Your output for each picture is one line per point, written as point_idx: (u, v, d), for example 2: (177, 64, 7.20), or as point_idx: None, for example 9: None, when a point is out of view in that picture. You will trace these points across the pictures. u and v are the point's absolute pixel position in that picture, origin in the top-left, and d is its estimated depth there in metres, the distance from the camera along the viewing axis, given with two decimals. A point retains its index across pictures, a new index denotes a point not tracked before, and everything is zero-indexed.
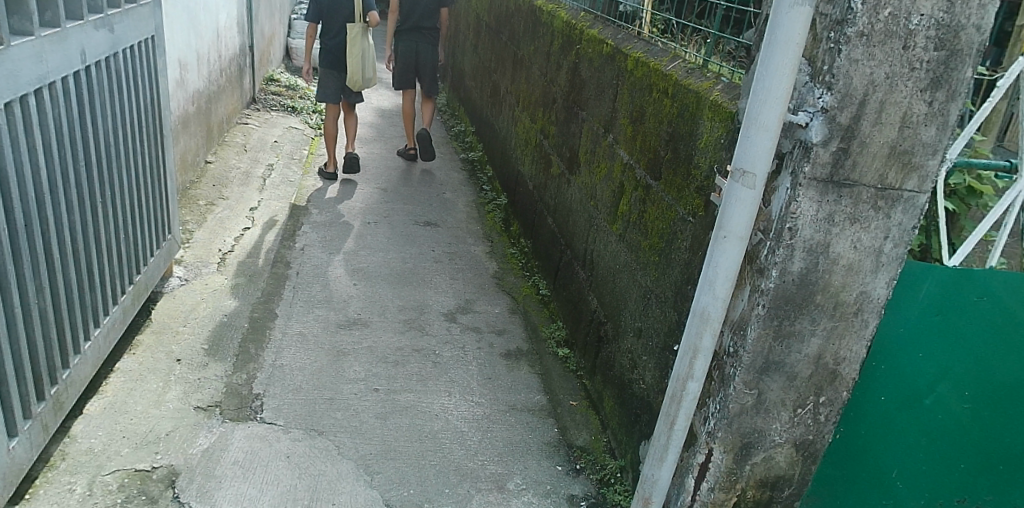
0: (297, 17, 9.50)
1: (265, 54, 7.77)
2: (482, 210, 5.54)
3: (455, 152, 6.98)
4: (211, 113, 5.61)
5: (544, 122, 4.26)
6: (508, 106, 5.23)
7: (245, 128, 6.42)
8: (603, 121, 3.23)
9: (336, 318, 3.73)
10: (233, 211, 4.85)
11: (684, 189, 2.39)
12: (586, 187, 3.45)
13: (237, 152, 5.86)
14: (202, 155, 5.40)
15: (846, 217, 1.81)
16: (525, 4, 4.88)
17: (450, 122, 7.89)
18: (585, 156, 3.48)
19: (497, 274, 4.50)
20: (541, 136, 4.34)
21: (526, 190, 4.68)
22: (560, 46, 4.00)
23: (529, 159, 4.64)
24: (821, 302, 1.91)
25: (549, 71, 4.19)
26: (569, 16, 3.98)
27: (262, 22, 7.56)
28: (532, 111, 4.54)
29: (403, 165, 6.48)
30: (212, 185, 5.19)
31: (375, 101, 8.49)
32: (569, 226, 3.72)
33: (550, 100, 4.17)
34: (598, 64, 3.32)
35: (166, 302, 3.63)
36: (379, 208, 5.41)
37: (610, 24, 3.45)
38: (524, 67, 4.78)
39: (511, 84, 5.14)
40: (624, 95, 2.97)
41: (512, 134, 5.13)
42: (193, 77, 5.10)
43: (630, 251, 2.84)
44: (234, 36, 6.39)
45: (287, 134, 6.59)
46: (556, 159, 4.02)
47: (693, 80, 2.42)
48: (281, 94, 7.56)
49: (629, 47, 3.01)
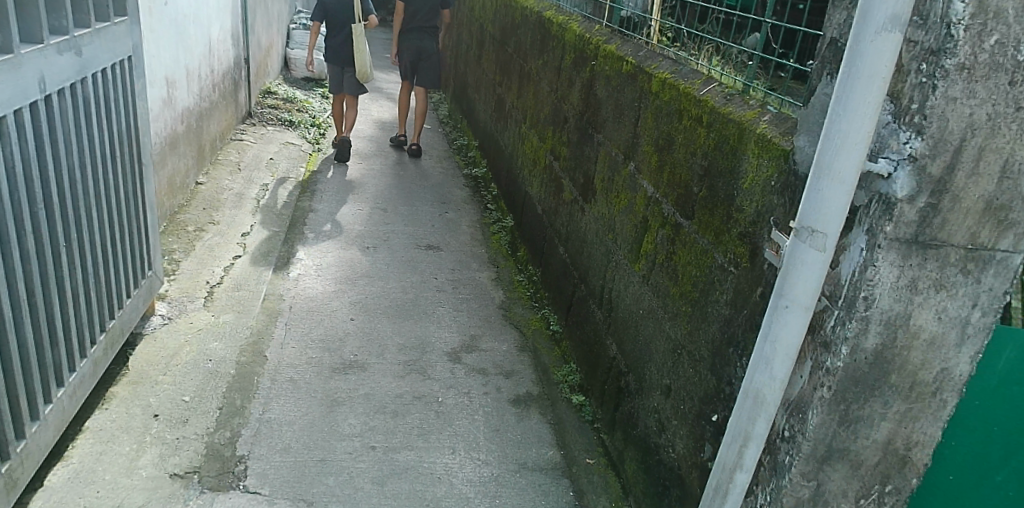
0: (296, 25, 9.21)
1: (261, 66, 7.48)
2: (487, 232, 5.23)
3: (458, 167, 6.66)
4: (203, 131, 5.32)
5: (553, 143, 3.94)
6: (514, 122, 4.92)
7: (239, 145, 6.12)
8: (623, 146, 2.92)
9: (331, 361, 3.42)
10: (224, 237, 4.54)
11: (723, 233, 2.08)
12: (602, 217, 3.12)
13: (230, 170, 5.56)
14: (193, 175, 5.10)
15: (931, 283, 1.50)
16: (531, 14, 4.57)
17: (453, 135, 7.60)
18: (601, 184, 3.14)
19: (503, 305, 4.19)
20: (549, 158, 4.02)
21: (533, 212, 4.36)
22: (570, 60, 3.69)
23: (536, 180, 4.31)
24: (896, 382, 1.60)
25: (559, 87, 3.87)
26: (581, 28, 3.65)
27: (258, 33, 7.28)
28: (540, 129, 4.23)
29: (404, 182, 6.18)
30: (202, 208, 4.87)
31: (375, 113, 8.19)
32: (582, 258, 3.39)
33: (559, 118, 3.85)
34: (615, 82, 3.01)
35: (146, 345, 3.33)
36: (379, 230, 5.11)
37: (627, 38, 3.14)
38: (532, 82, 4.48)
39: (518, 99, 4.83)
40: (647, 119, 2.67)
41: (518, 152, 4.80)
42: (183, 95, 4.81)
43: (656, 296, 2.52)
44: (228, 48, 6.10)
45: (284, 150, 6.30)
46: (566, 182, 3.70)
47: (734, 108, 2.11)
48: (278, 107, 7.28)
49: (654, 66, 2.70)
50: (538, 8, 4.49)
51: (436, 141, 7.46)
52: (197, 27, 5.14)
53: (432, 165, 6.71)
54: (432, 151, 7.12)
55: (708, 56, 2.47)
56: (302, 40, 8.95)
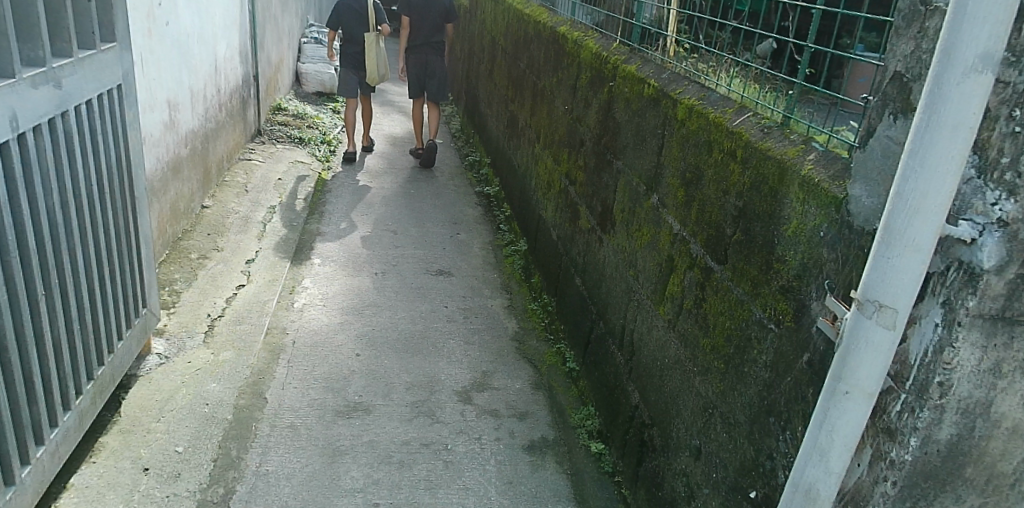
0: (307, 39, 9.07)
1: (271, 81, 7.34)
2: (500, 255, 5.01)
3: (470, 185, 6.46)
4: (209, 152, 5.16)
5: (569, 166, 3.70)
6: (528, 141, 4.70)
7: (248, 164, 5.97)
8: (644, 175, 2.68)
9: (334, 403, 3.22)
10: (228, 265, 4.34)
11: (762, 285, 1.85)
12: (622, 250, 2.88)
13: (237, 192, 5.40)
14: (198, 199, 4.94)
15: (1019, 364, 1.26)
16: (544, 29, 4.34)
17: (465, 150, 7.41)
18: (621, 215, 2.90)
19: (517, 336, 3.96)
20: (564, 182, 3.79)
21: (548, 237, 4.14)
22: (586, 80, 3.45)
23: (550, 204, 4.08)
24: (972, 476, 1.35)
25: (574, 106, 3.63)
26: (598, 44, 3.41)
27: (268, 49, 7.15)
28: (555, 150, 3.99)
29: (415, 201, 5.99)
30: (207, 233, 4.68)
31: (387, 128, 8.02)
32: (600, 292, 3.15)
33: (575, 140, 3.61)
34: (635, 105, 2.78)
35: (140, 388, 3.15)
36: (388, 254, 4.90)
37: (648, 58, 2.90)
38: (546, 100, 4.24)
39: (531, 117, 4.61)
40: (671, 148, 2.44)
41: (532, 173, 4.57)
42: (187, 118, 4.65)
43: (683, 344, 2.29)
44: (236, 66, 5.95)
45: (293, 169, 6.14)
46: (581, 208, 3.46)
47: (773, 143, 1.88)
48: (288, 124, 7.13)
49: (679, 90, 2.45)
50: (551, 22, 4.26)
51: (449, 157, 7.27)
52: (202, 46, 4.98)
53: (444, 182, 6.51)
54: (444, 167, 6.93)
55: (732, 73, 2.28)
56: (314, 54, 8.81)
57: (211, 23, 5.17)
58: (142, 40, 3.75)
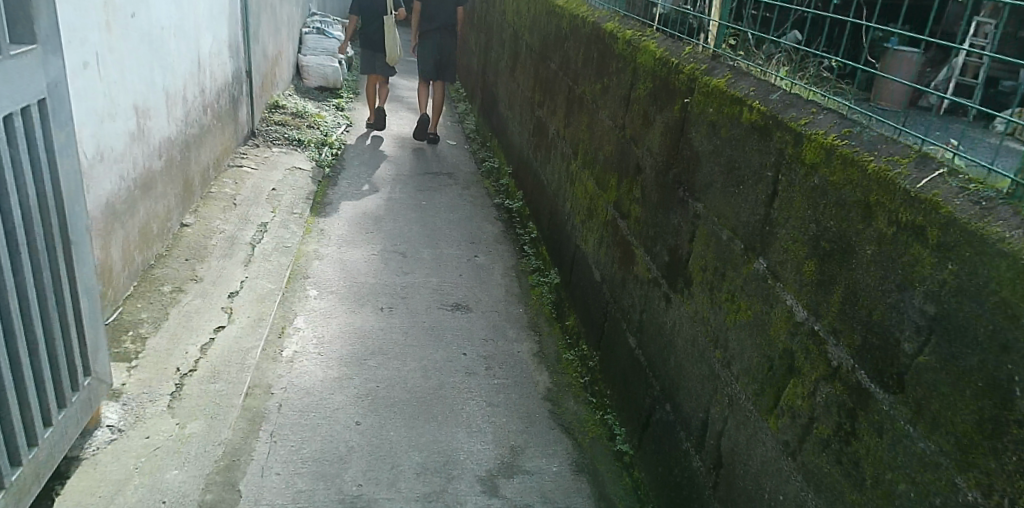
0: (309, 29, 8.37)
1: (268, 77, 6.67)
2: (525, 284, 4.34)
3: (488, 195, 5.76)
4: (189, 162, 4.50)
5: (618, 194, 3.02)
6: (560, 154, 4.02)
7: (238, 172, 5.31)
8: (738, 228, 1.99)
9: (326, 498, 2.57)
10: (207, 299, 3.69)
11: (984, 449, 1.20)
12: (699, 319, 2.21)
13: (223, 206, 4.74)
14: (176, 217, 4.29)
15: None
16: (580, 24, 3.64)
17: (481, 154, 6.73)
18: (699, 274, 2.22)
19: (550, 394, 3.30)
20: (611, 213, 3.11)
21: (585, 274, 3.47)
22: (645, 90, 2.73)
23: (590, 234, 3.40)
24: None
25: (628, 121, 2.91)
26: (661, 46, 2.69)
27: (263, 41, 6.47)
28: (597, 171, 3.31)
29: (426, 215, 5.32)
30: (185, 258, 4.03)
31: (395, 128, 7.36)
32: (663, 364, 2.48)
33: (628, 163, 2.91)
34: (725, 132, 2.08)
35: (81, 476, 2.49)
36: (396, 282, 4.23)
37: (741, 70, 2.19)
38: (585, 111, 3.54)
39: (565, 127, 3.91)
40: (789, 200, 1.75)
41: (565, 194, 3.90)
42: (161, 123, 3.99)
43: (810, 481, 1.64)
44: (225, 61, 5.30)
45: (289, 177, 5.47)
46: (636, 250, 2.78)
47: (1004, 229, 1.21)
48: (286, 124, 6.47)
49: (803, 119, 1.75)
50: (590, 17, 3.53)
51: (463, 162, 6.58)
52: (184, 39, 4.35)
53: (459, 192, 5.84)
54: (459, 174, 6.25)
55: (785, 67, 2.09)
56: (315, 45, 8.16)
57: (194, 13, 4.54)
58: (98, 35, 3.10)
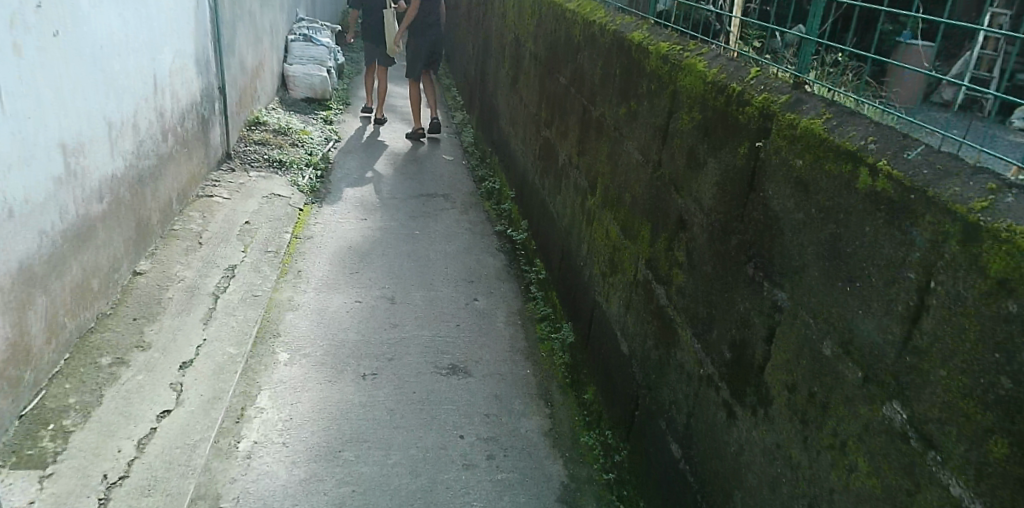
0: (295, 36, 7.75)
1: (246, 91, 6.05)
2: (533, 334, 3.71)
3: (489, 221, 5.14)
4: (144, 197, 3.86)
5: (651, 249, 2.37)
6: (572, 185, 3.38)
7: (208, 203, 4.68)
8: (855, 347, 1.35)
9: None
10: (153, 373, 3.05)
11: None
12: (784, 455, 1.57)
13: (186, 245, 4.09)
14: (127, 264, 3.64)
15: None
16: (596, 33, 3.00)
17: (480, 171, 6.12)
18: (783, 392, 1.58)
19: (567, 495, 2.65)
20: (642, 269, 2.46)
21: (606, 340, 2.84)
22: (693, 123, 2.07)
23: (614, 289, 2.75)
24: None
25: (666, 159, 2.25)
26: (712, 64, 2.04)
27: (239, 51, 5.84)
28: (622, 214, 2.66)
29: (420, 247, 4.68)
30: (133, 318, 3.38)
31: (388, 144, 6.78)
32: (721, 496, 1.85)
33: (665, 212, 2.26)
34: (825, 197, 1.44)
35: None
36: (382, 336, 3.60)
37: (846, 108, 1.54)
38: (604, 139, 2.88)
39: (579, 154, 3.27)
40: (955, 330, 1.14)
41: (579, 234, 3.26)
42: (103, 160, 3.37)
43: None
44: (191, 79, 4.66)
45: (266, 206, 4.83)
46: (679, 329, 2.13)
47: None
48: (267, 143, 5.87)
49: (980, 202, 1.13)
50: (610, 24, 2.87)
51: (462, 182, 5.96)
52: (138, 59, 3.76)
53: (456, 217, 5.21)
54: (456, 196, 5.62)
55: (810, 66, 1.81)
56: (302, 54, 7.57)
57: (150, 29, 3.91)
58: None
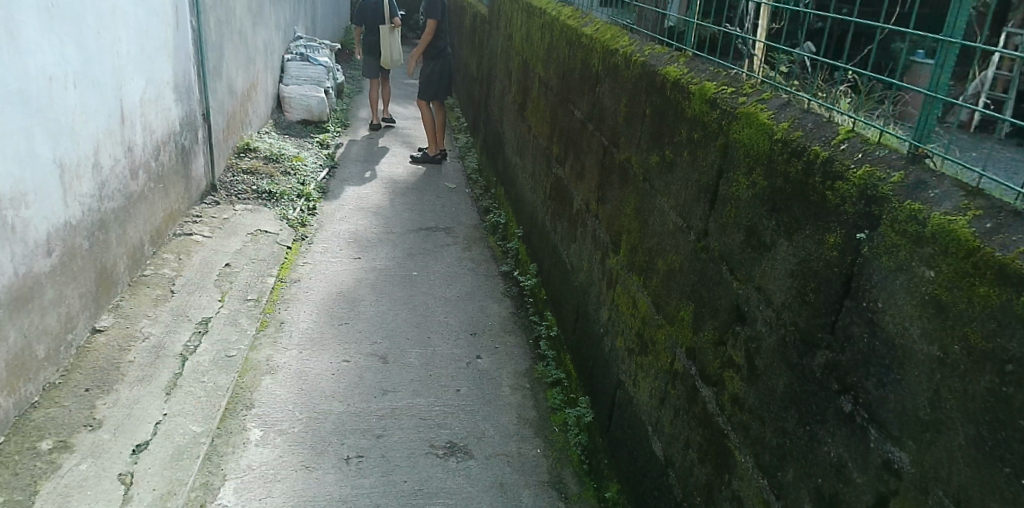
0: (291, 55, 7.35)
1: (234, 115, 5.62)
2: (543, 401, 3.25)
3: (494, 260, 4.70)
4: (110, 241, 3.39)
5: (693, 337, 1.92)
6: (590, 235, 2.93)
7: (186, 242, 4.23)
8: None
9: None
10: (101, 461, 2.57)
11: None
12: None
13: (156, 295, 3.61)
14: (84, 320, 3.16)
15: None
16: (619, 64, 2.56)
17: (485, 201, 5.70)
18: None
19: None
20: (680, 358, 2.00)
21: (632, 429, 2.37)
22: (756, 190, 1.62)
23: (642, 371, 2.29)
24: None
25: (716, 229, 1.80)
26: (780, 116, 1.60)
27: (227, 73, 5.43)
28: (653, 282, 2.21)
29: (419, 290, 4.24)
30: (86, 388, 2.89)
31: (387, 170, 6.35)
32: None
33: (716, 295, 1.80)
34: (982, 337, 1.04)
35: None
36: (371, 404, 3.14)
37: (1003, 205, 1.12)
38: (629, 189, 2.44)
39: (597, 201, 2.82)
40: None
41: (596, 294, 2.81)
42: (53, 209, 2.89)
43: None
44: (167, 106, 4.21)
45: (250, 245, 4.39)
46: (736, 450, 1.68)
47: None
48: (256, 172, 5.45)
49: None
50: (637, 54, 2.42)
51: (464, 214, 5.51)
52: (101, 91, 3.30)
53: (459, 254, 4.78)
54: (459, 230, 5.19)
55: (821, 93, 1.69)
56: (299, 74, 7.17)
57: (115, 56, 3.47)
58: None
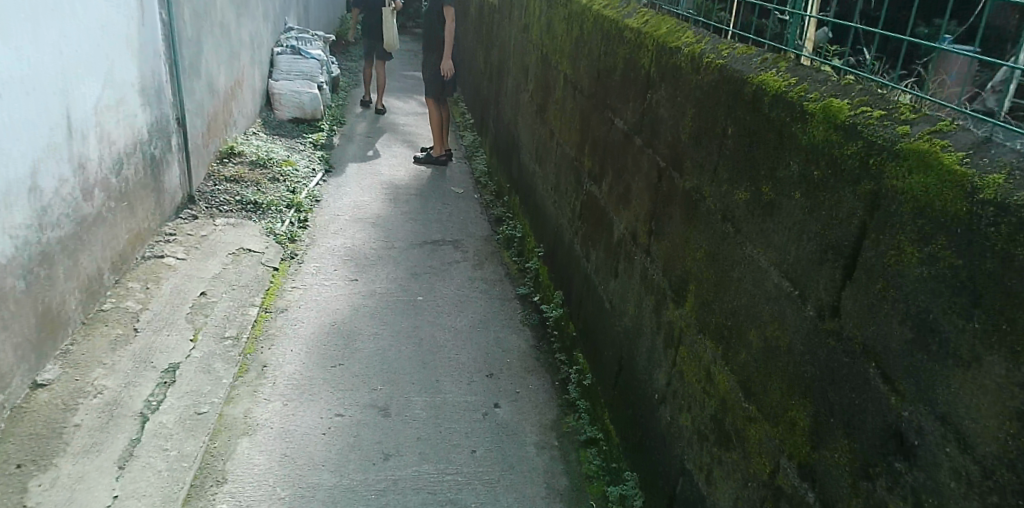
0: (282, 49, 6.78)
1: (217, 116, 5.07)
2: (576, 465, 2.71)
3: (508, 280, 4.16)
4: (54, 277, 2.87)
5: (818, 449, 1.39)
6: (636, 272, 2.40)
7: (155, 267, 3.69)
8: None
9: None
10: None
11: None
12: None
13: (114, 335, 3.09)
14: (21, 376, 2.64)
15: None
16: (685, 68, 2.04)
17: (496, 208, 5.15)
18: None
19: None
20: (791, 471, 1.47)
21: None
22: (941, 269, 1.11)
23: (722, 467, 1.75)
24: None
25: (858, 311, 1.29)
26: (989, 164, 1.09)
27: (208, 70, 4.88)
28: (741, 357, 1.68)
29: (425, 317, 3.70)
30: (17, 464, 2.36)
31: (387, 173, 5.80)
32: None
33: (859, 406, 1.28)
34: None
35: None
36: (369, 473, 2.60)
37: None
38: (702, 228, 1.91)
39: (649, 232, 2.29)
40: None
41: (648, 348, 2.27)
42: None
43: None
44: (131, 111, 3.70)
45: (231, 268, 3.84)
46: None
47: None
48: (241, 179, 4.90)
49: None
50: (710, 54, 1.91)
51: (474, 225, 4.94)
52: (42, 103, 2.80)
53: (469, 273, 4.23)
54: (468, 243, 4.65)
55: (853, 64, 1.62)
56: (290, 69, 6.61)
57: (61, 61, 2.97)
58: None
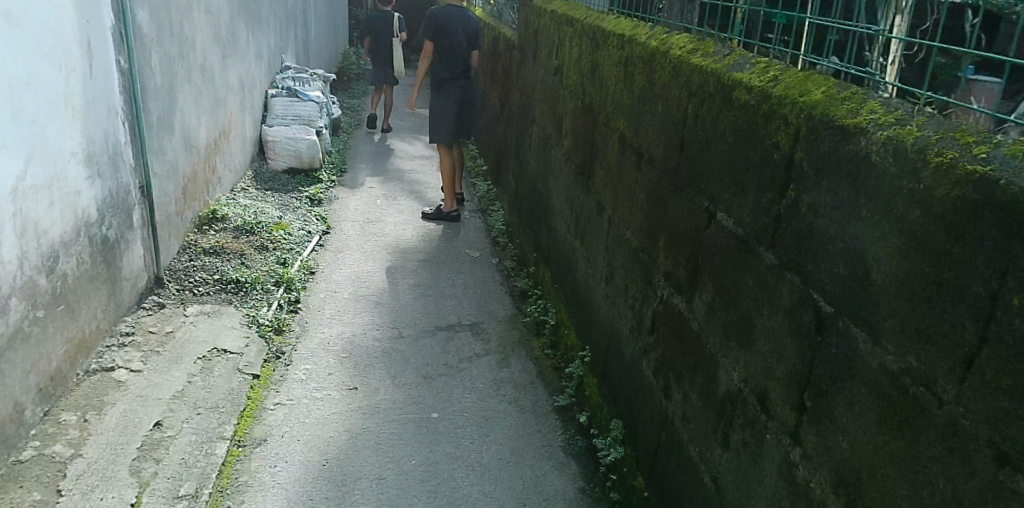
0: (277, 90, 6.04)
1: (194, 176, 4.29)
2: None
3: (542, 383, 3.33)
4: None
5: None
6: (773, 462, 1.57)
7: (100, 385, 2.85)
8: None
9: None
10: None
11: None
12: None
13: (29, 505, 2.26)
14: None
15: None
16: (890, 168, 1.22)
17: (521, 280, 4.34)
18: None
19: None
20: None
21: None
22: None
23: None
24: None
25: None
26: None
27: (182, 123, 4.10)
28: None
29: (444, 445, 2.86)
30: None
31: (392, 233, 5.01)
32: None
33: None
34: None
35: None
36: None
37: None
38: (947, 457, 1.09)
39: (804, 412, 1.46)
40: None
41: None
42: None
43: None
44: (73, 189, 2.86)
45: (200, 380, 3.02)
46: None
47: None
48: (221, 251, 4.10)
49: None
50: (952, 151, 1.12)
51: (496, 302, 4.13)
52: None
53: (494, 372, 3.41)
54: (490, 328, 3.83)
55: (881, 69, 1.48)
56: (285, 112, 5.86)
57: None
58: None
